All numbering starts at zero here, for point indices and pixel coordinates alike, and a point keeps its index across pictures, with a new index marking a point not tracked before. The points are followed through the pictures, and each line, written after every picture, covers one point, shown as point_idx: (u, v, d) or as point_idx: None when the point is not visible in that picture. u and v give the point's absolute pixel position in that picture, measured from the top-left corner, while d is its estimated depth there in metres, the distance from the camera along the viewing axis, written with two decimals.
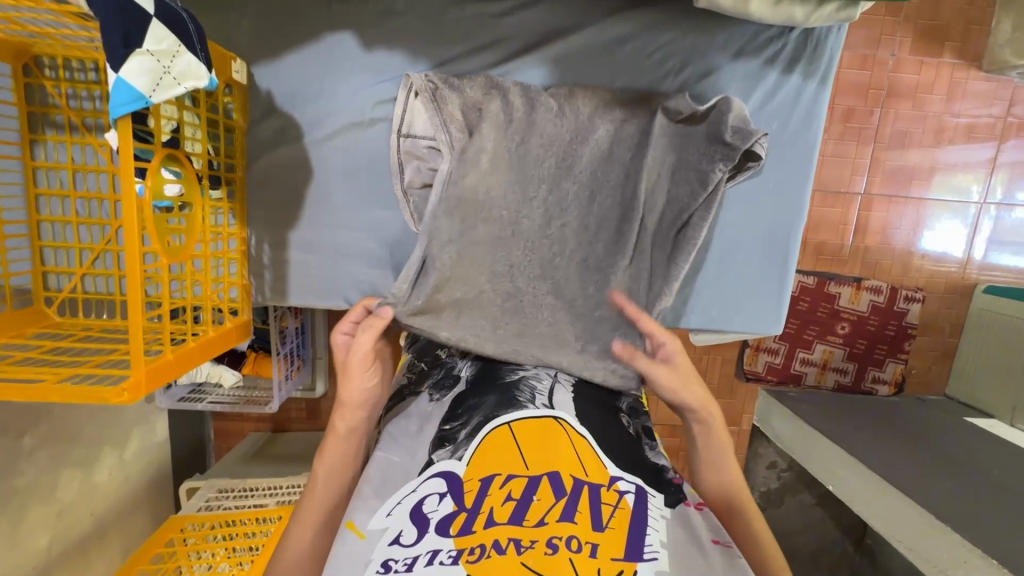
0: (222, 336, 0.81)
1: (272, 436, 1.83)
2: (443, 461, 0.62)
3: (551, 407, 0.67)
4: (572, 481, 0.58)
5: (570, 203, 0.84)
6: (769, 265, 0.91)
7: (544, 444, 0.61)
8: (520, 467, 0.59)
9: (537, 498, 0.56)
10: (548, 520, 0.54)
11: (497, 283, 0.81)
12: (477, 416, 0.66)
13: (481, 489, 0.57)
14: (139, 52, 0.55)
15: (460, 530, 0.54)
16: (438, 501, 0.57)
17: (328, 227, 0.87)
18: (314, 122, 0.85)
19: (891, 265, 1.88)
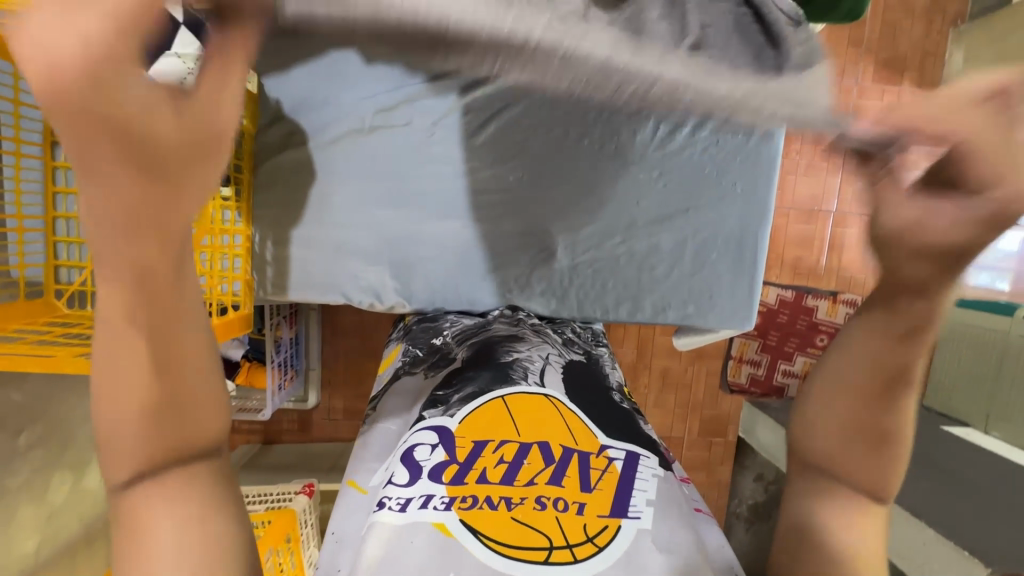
0: (226, 325, 0.87)
1: (263, 448, 1.84)
2: (434, 417, 0.67)
3: (542, 385, 0.71)
4: (561, 448, 0.62)
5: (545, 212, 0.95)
6: (738, 265, 0.98)
7: (537, 414, 0.66)
8: (512, 433, 0.64)
9: (527, 462, 0.61)
10: (537, 481, 0.59)
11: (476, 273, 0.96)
12: (471, 387, 0.71)
13: (474, 448, 0.62)
14: (168, 54, 0.61)
15: (451, 478, 0.59)
16: (430, 451, 0.62)
17: (328, 225, 0.93)
18: (319, 128, 0.92)
19: (865, 280, 1.96)
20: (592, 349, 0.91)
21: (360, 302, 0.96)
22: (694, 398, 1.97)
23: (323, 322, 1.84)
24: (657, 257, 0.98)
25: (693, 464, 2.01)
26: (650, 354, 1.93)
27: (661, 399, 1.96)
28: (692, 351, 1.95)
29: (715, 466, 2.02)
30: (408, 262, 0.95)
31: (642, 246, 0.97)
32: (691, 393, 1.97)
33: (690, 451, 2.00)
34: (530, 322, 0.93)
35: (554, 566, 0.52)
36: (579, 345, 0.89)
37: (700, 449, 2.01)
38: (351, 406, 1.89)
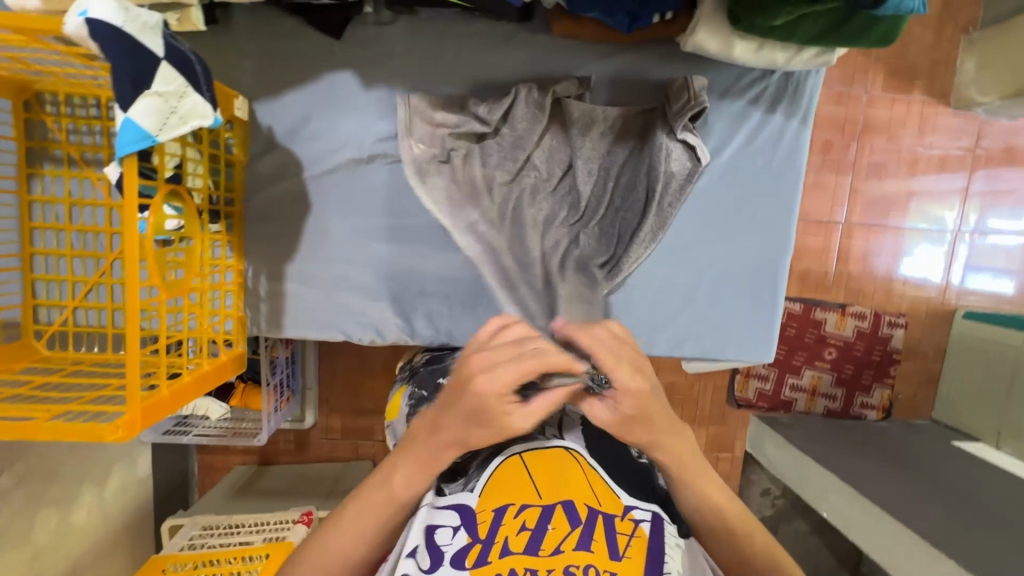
0: (217, 368, 0.80)
1: (258, 470, 1.79)
2: (456, 492, 0.61)
3: (562, 438, 0.66)
4: (586, 508, 0.58)
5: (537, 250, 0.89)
6: (752, 298, 0.94)
7: (557, 468, 0.61)
8: (534, 497, 0.58)
9: (552, 526, 0.56)
10: (564, 548, 0.55)
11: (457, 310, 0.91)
12: (488, 448, 0.65)
13: (495, 518, 0.56)
14: (147, 93, 0.56)
15: (475, 561, 0.54)
16: (452, 533, 0.56)
17: (324, 261, 0.88)
18: (314, 157, 0.86)
19: (873, 292, 1.92)
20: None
21: (359, 340, 0.91)
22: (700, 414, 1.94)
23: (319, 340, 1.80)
24: (670, 289, 0.93)
25: None
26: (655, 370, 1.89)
27: None
28: None
29: None
30: (408, 296, 0.90)
31: (653, 280, 0.92)
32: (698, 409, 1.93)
33: None
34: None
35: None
36: None
37: None
38: (349, 425, 1.84)
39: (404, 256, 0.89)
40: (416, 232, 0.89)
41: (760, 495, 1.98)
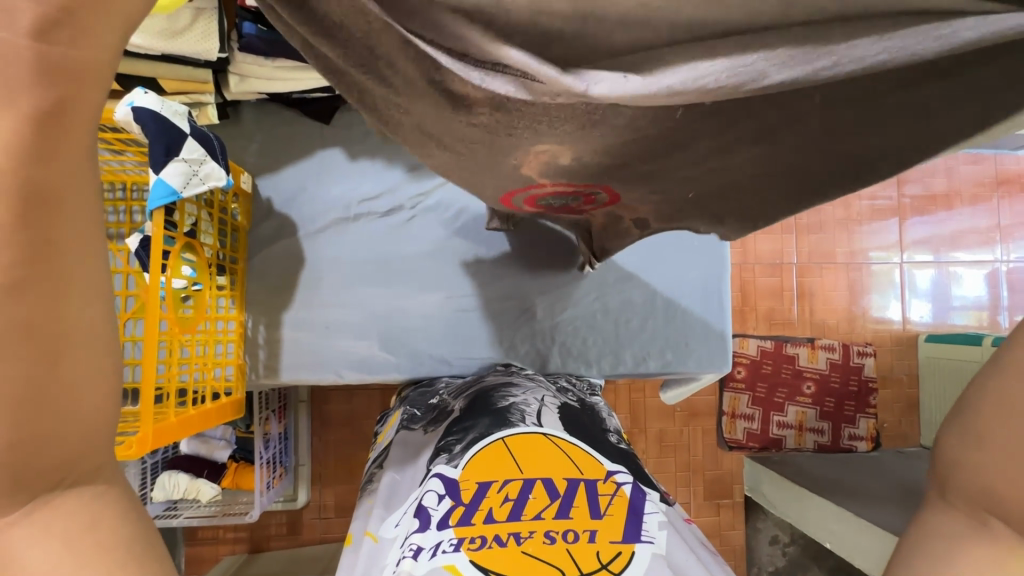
0: (218, 409, 0.87)
1: (249, 557, 1.72)
2: (439, 466, 0.67)
3: (541, 425, 0.71)
4: (565, 482, 0.63)
5: (506, 289, 1.03)
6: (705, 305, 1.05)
7: (539, 452, 0.66)
8: (515, 471, 0.64)
9: (532, 496, 0.61)
10: (544, 516, 0.59)
11: (438, 346, 1.00)
12: (472, 432, 0.71)
13: (479, 489, 0.62)
14: (176, 159, 0.70)
15: (458, 520, 0.59)
16: (438, 500, 0.62)
17: (318, 306, 0.99)
18: (308, 218, 1.01)
19: (837, 326, 2.05)
20: (586, 399, 0.88)
21: (352, 379, 0.99)
22: (693, 460, 1.94)
23: (311, 415, 1.83)
24: (630, 309, 1.04)
25: (704, 531, 1.92)
26: (644, 417, 1.92)
27: (661, 464, 1.92)
28: (684, 411, 1.95)
29: (727, 531, 1.94)
30: (397, 334, 1.00)
31: (616, 298, 1.04)
32: (690, 455, 1.94)
33: (699, 518, 1.92)
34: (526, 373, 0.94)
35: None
36: (574, 393, 0.86)
37: (709, 514, 1.93)
38: (343, 501, 1.82)
39: (389, 299, 1.00)
40: (400, 275, 1.01)
41: (769, 543, 1.94)
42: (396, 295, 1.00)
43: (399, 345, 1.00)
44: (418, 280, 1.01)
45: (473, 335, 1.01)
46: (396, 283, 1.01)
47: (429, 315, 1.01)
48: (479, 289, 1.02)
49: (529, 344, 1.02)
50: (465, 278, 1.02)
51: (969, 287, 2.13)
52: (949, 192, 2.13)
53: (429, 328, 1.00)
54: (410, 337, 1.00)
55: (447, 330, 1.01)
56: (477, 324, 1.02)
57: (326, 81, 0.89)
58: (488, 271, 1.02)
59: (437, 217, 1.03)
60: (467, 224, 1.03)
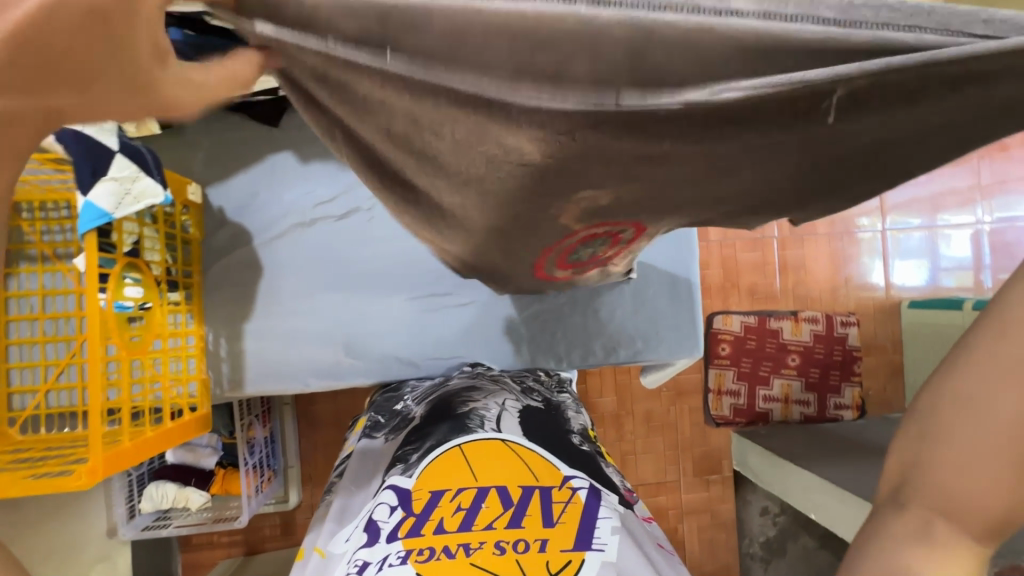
0: (182, 427, 0.87)
1: (244, 560, 1.74)
2: (394, 476, 0.67)
3: (500, 431, 0.70)
4: (519, 489, 0.63)
5: (471, 286, 1.01)
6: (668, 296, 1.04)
7: (495, 458, 0.67)
8: (469, 479, 0.64)
9: (486, 505, 0.62)
10: (495, 525, 0.60)
11: (404, 349, 0.99)
12: (430, 440, 0.70)
13: (432, 498, 0.62)
14: (104, 179, 0.68)
15: (408, 531, 0.59)
16: (389, 511, 0.62)
17: (279, 315, 0.97)
18: (262, 227, 0.98)
19: (820, 297, 2.05)
20: (552, 396, 0.89)
21: (319, 386, 0.98)
22: (681, 437, 1.95)
23: (297, 417, 1.83)
24: (596, 300, 1.03)
25: (695, 506, 1.95)
26: (630, 399, 1.93)
27: (650, 444, 1.94)
28: (670, 390, 1.95)
29: (717, 505, 1.97)
30: (362, 339, 0.98)
31: (583, 292, 1.02)
32: (678, 433, 1.95)
33: (689, 494, 1.95)
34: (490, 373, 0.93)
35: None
36: (540, 393, 0.86)
37: (699, 490, 1.96)
38: None
39: (352, 305, 0.98)
40: (362, 279, 0.99)
41: (759, 514, 1.98)
42: (357, 300, 0.99)
43: (364, 351, 0.98)
44: (378, 284, 0.99)
45: (441, 336, 1.00)
46: (355, 288, 0.99)
47: (394, 318, 0.99)
48: (440, 288, 1.00)
49: (495, 341, 1.02)
50: (429, 278, 1.00)
51: (955, 250, 2.12)
52: None
53: (395, 330, 0.99)
54: (375, 342, 0.99)
55: (413, 332, 0.99)
56: (443, 325, 1.00)
57: (265, 84, 0.85)
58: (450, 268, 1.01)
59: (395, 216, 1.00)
60: None
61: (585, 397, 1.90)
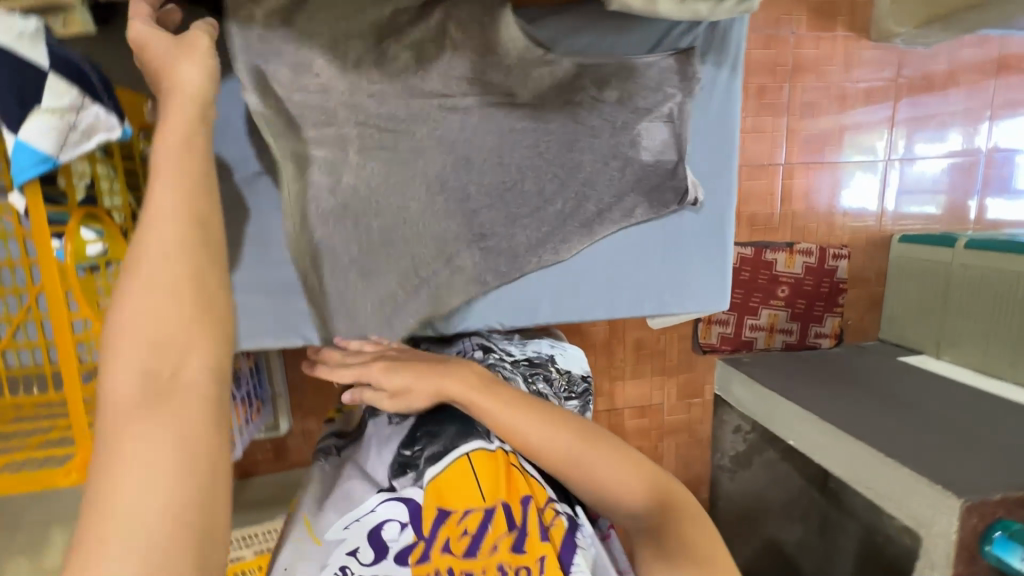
0: None
1: (239, 484, 1.75)
2: (404, 486, 0.74)
3: (510, 442, 0.81)
4: (521, 510, 0.71)
5: (491, 232, 0.92)
6: (718, 128, 0.96)
7: (497, 474, 0.75)
8: (478, 500, 0.72)
9: (490, 527, 0.70)
10: (499, 549, 0.68)
11: (415, 299, 0.92)
12: (434, 446, 0.77)
13: (439, 520, 0.70)
14: (39, 111, 0.56)
15: (416, 559, 0.68)
16: (399, 530, 0.70)
17: (269, 263, 0.87)
18: (241, 159, 0.85)
19: (817, 228, 2.02)
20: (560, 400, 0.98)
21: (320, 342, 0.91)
22: (668, 363, 2.00)
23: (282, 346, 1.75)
24: (623, 251, 0.97)
25: (675, 426, 2.06)
26: (623, 327, 1.93)
27: (638, 370, 1.98)
28: None
29: (695, 425, 2.08)
30: (367, 290, 0.90)
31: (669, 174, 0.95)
32: (666, 359, 2.00)
33: (671, 416, 2.04)
34: (497, 357, 0.98)
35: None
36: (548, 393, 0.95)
37: (681, 412, 2.06)
38: None
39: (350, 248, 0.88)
40: (366, 223, 0.88)
41: (732, 432, 2.09)
42: (355, 244, 0.88)
43: (374, 300, 0.91)
44: (381, 230, 0.89)
45: (453, 289, 0.93)
46: (352, 230, 0.88)
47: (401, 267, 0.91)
48: (450, 235, 0.91)
49: (510, 291, 0.96)
50: (441, 220, 0.90)
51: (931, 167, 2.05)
52: (947, 75, 2.00)
53: (403, 278, 0.91)
54: (380, 292, 0.91)
55: (425, 286, 0.92)
56: (457, 274, 0.93)
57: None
58: (458, 211, 0.91)
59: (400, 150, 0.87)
60: (440, 158, 0.88)
61: (579, 325, 1.88)
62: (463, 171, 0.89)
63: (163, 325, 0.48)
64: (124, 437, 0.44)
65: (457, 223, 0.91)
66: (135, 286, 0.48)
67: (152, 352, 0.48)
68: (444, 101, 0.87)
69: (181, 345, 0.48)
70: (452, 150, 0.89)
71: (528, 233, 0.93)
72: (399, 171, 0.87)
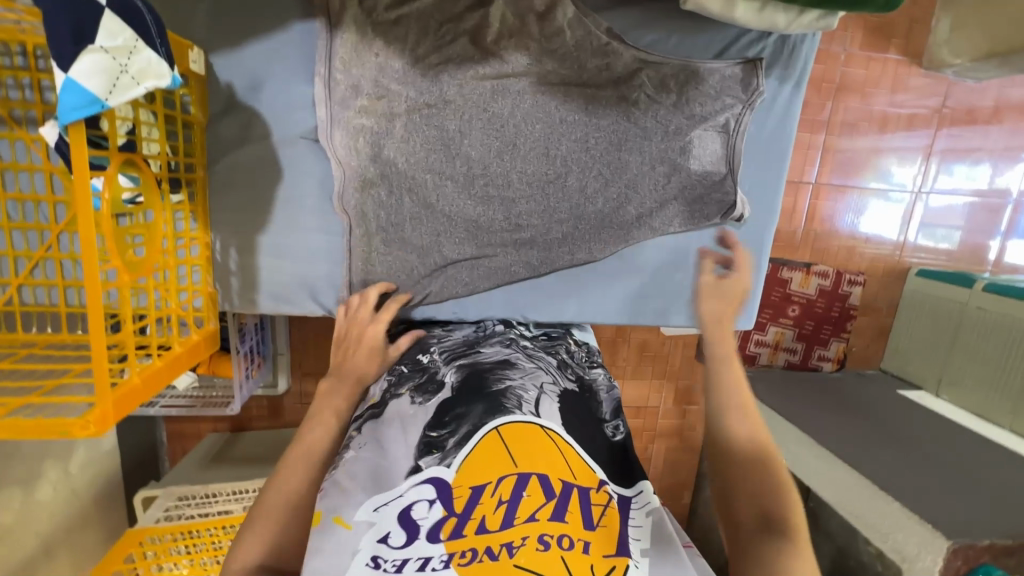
0: (193, 347, 0.78)
1: (231, 437, 1.75)
2: (432, 466, 0.71)
3: (537, 415, 0.78)
4: (561, 483, 0.71)
5: (529, 224, 0.90)
6: (773, 144, 0.95)
7: (530, 442, 0.74)
8: (511, 468, 0.71)
9: (527, 493, 0.69)
10: (539, 517, 0.67)
11: (440, 284, 0.91)
12: (464, 426, 0.75)
13: (472, 496, 0.68)
14: (91, 49, 0.54)
15: (450, 533, 0.66)
16: (428, 507, 0.68)
17: (294, 231, 0.85)
18: (280, 117, 0.82)
19: (837, 251, 2.00)
20: (586, 371, 0.94)
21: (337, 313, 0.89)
22: (669, 368, 2.00)
23: None
24: (660, 261, 0.97)
25: (668, 431, 2.07)
26: (629, 328, 1.92)
27: (639, 371, 1.98)
28: None
29: (687, 432, 2.09)
30: (393, 268, 0.88)
31: (718, 182, 0.93)
32: (668, 364, 2.00)
33: (665, 419, 2.05)
34: (521, 342, 0.93)
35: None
36: (573, 370, 0.91)
37: (675, 417, 2.07)
38: None
39: (373, 221, 0.86)
40: (401, 198, 0.85)
41: None
42: (382, 212, 0.85)
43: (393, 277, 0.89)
44: (415, 205, 0.86)
45: (479, 276, 0.91)
46: (381, 197, 0.84)
47: (430, 248, 0.89)
48: (483, 219, 0.89)
49: (535, 282, 0.95)
50: (476, 202, 0.88)
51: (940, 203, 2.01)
52: (991, 111, 1.96)
53: (429, 257, 0.89)
54: (404, 269, 0.89)
55: (453, 273, 0.91)
56: (485, 262, 0.91)
57: None
58: (495, 196, 0.88)
59: (444, 125, 0.84)
60: (486, 141, 0.85)
61: None
62: (507, 154, 0.87)
63: (309, 461, 0.74)
64: (251, 543, 0.66)
65: (492, 208, 0.88)
66: (259, 505, 0.69)
67: (288, 495, 0.71)
68: (497, 81, 0.84)
69: (308, 483, 0.72)
70: (503, 134, 0.86)
71: (562, 227, 0.91)
72: (440, 145, 0.84)
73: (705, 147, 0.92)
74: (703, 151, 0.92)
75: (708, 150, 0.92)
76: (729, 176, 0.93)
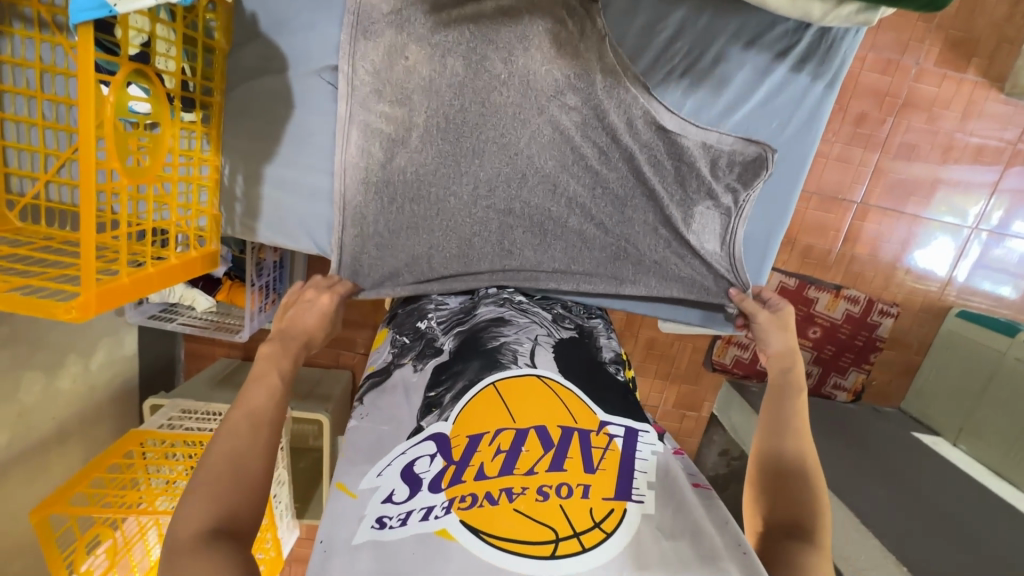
0: (188, 264, 0.82)
1: (240, 364, 1.85)
2: (432, 423, 0.74)
3: (533, 366, 0.80)
4: (559, 430, 0.72)
5: (533, 199, 0.93)
6: (796, 150, 0.96)
7: (525, 399, 0.75)
8: (508, 422, 0.73)
9: (526, 449, 0.70)
10: (537, 469, 0.68)
11: (433, 234, 0.93)
12: (460, 381, 0.79)
13: (470, 445, 0.70)
14: None
15: (450, 481, 0.67)
16: (430, 461, 0.70)
17: (298, 164, 0.89)
18: (299, 54, 0.85)
19: (873, 277, 1.89)
20: (585, 321, 0.98)
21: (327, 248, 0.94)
22: (674, 370, 1.97)
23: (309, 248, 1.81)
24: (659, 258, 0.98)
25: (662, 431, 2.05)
26: (638, 323, 1.90)
27: (643, 367, 1.96)
28: None
29: (682, 436, 2.06)
30: (394, 213, 0.91)
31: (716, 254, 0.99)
32: (672, 365, 1.97)
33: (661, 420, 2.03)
34: (517, 299, 0.95)
35: (559, 557, 0.61)
36: (571, 320, 0.96)
37: (672, 419, 2.04)
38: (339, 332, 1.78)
39: (374, 164, 0.88)
40: (408, 148, 0.88)
41: None
42: (393, 157, 0.88)
43: (388, 223, 0.91)
44: (419, 151, 0.88)
45: (475, 233, 0.94)
46: (389, 133, 0.87)
47: (431, 200, 0.91)
48: (489, 185, 0.92)
49: (535, 248, 0.96)
50: (484, 163, 0.90)
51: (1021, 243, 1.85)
52: None
53: (425, 207, 0.91)
54: (406, 220, 0.91)
55: (447, 225, 0.93)
56: (484, 223, 0.94)
57: None
58: (503, 160, 0.91)
59: (461, 78, 0.86)
60: (506, 109, 0.88)
61: None
62: (527, 128, 0.89)
63: (249, 423, 0.70)
64: (191, 511, 0.61)
65: (499, 172, 0.91)
66: (202, 471, 0.64)
67: (232, 456, 0.66)
68: (518, 42, 0.85)
69: (252, 448, 0.68)
70: (527, 119, 0.89)
71: (549, 265, 0.97)
72: (451, 168, 0.90)
73: (705, 219, 0.96)
74: (703, 219, 0.96)
75: (707, 226, 0.97)
76: (727, 246, 0.99)
